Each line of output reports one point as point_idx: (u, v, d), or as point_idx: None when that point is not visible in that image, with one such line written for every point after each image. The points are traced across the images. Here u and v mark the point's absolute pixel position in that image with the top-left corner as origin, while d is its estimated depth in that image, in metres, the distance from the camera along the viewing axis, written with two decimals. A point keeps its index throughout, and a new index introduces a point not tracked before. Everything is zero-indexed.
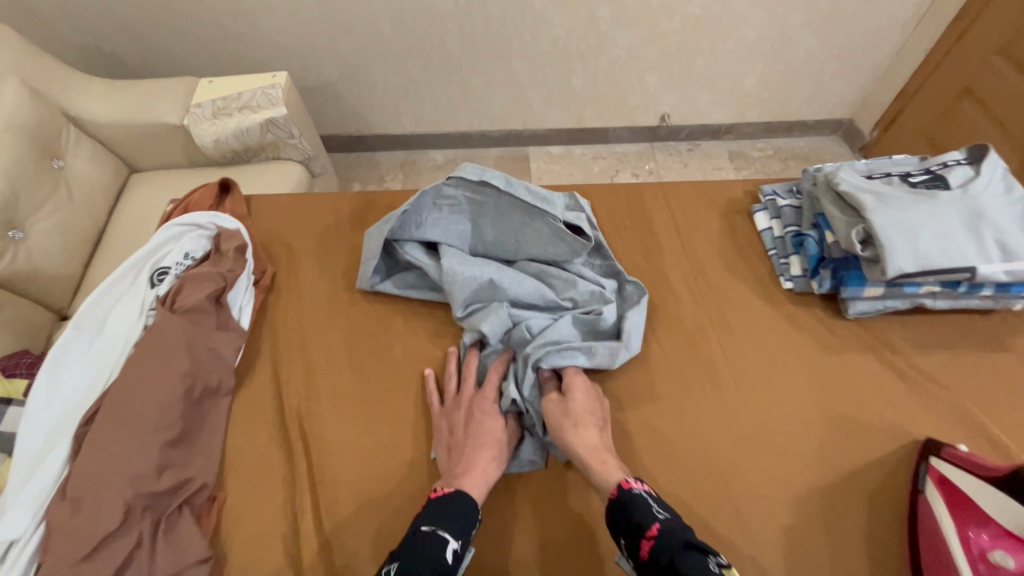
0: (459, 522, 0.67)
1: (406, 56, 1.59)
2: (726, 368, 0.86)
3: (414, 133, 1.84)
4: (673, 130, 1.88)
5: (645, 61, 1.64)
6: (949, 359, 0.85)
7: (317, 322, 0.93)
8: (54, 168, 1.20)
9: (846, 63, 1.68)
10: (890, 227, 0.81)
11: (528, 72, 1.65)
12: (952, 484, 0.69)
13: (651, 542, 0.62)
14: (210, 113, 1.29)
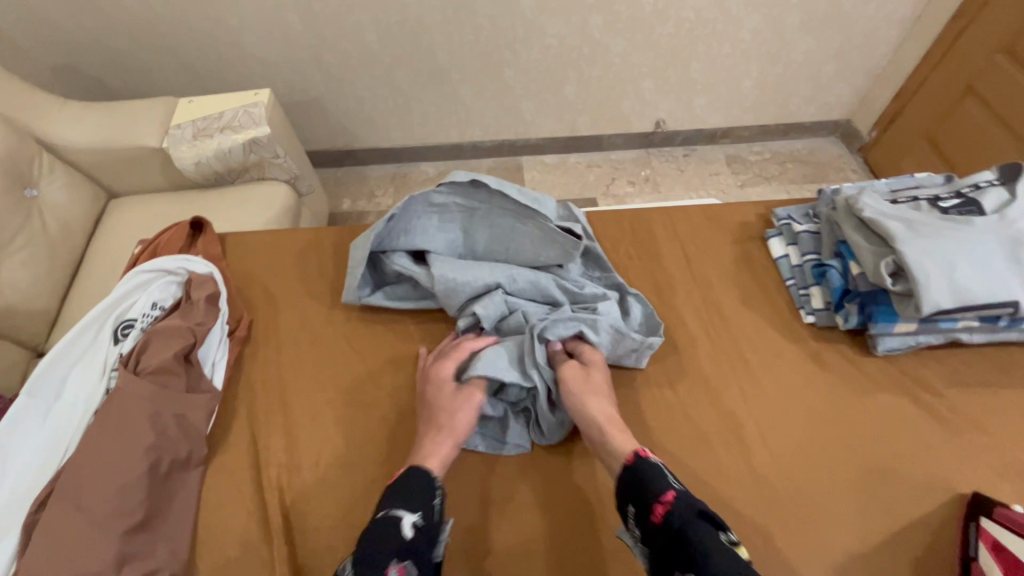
0: (412, 494, 0.64)
1: (392, 68, 1.51)
2: (749, 416, 0.78)
3: (403, 146, 1.75)
4: (669, 136, 1.81)
5: (643, 68, 1.58)
6: (991, 399, 0.78)
7: (299, 376, 0.84)
8: (26, 197, 1.12)
9: (851, 65, 1.63)
10: (925, 260, 0.74)
11: (521, 81, 1.58)
12: (1008, 552, 0.61)
13: (665, 508, 0.60)
14: (190, 134, 1.20)
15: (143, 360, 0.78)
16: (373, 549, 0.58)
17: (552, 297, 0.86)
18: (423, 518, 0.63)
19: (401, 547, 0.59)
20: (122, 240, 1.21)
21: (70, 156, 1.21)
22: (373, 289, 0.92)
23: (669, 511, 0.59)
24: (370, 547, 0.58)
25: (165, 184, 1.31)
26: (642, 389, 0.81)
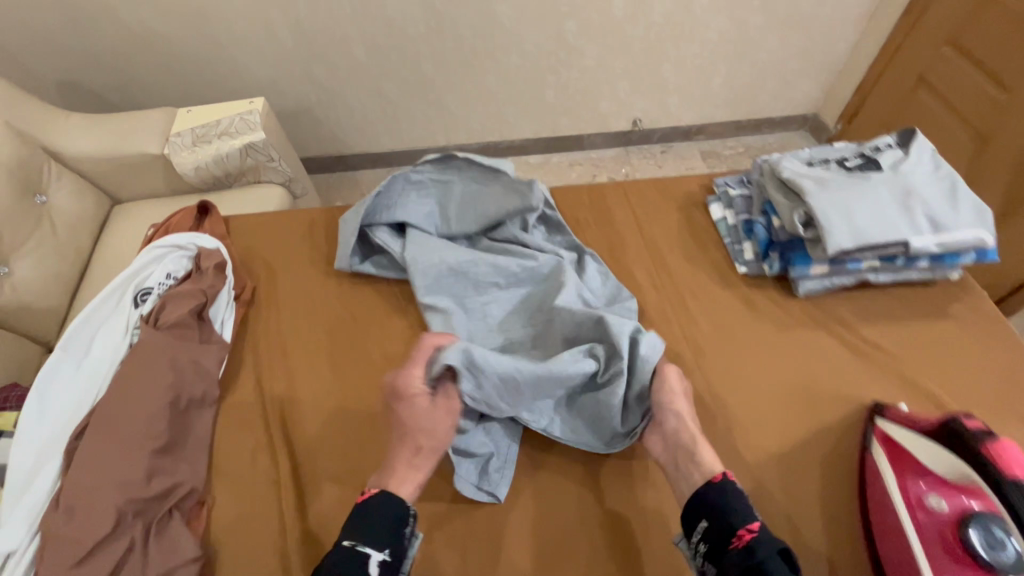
0: (382, 531, 0.67)
1: (381, 79, 1.65)
2: (686, 351, 0.91)
3: (393, 150, 1.89)
4: (645, 134, 1.95)
5: (615, 70, 1.71)
6: (894, 329, 0.91)
7: (298, 332, 0.96)
8: (37, 203, 1.22)
9: (804, 62, 1.77)
10: (829, 209, 0.86)
11: (502, 85, 1.71)
12: (894, 440, 0.73)
13: (749, 536, 0.63)
14: (190, 141, 1.33)
15: (163, 317, 0.90)
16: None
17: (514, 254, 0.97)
18: (391, 554, 0.67)
19: None
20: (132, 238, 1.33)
21: (77, 165, 1.34)
22: (363, 257, 1.04)
23: (754, 539, 0.62)
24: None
25: (166, 187, 1.43)
26: None
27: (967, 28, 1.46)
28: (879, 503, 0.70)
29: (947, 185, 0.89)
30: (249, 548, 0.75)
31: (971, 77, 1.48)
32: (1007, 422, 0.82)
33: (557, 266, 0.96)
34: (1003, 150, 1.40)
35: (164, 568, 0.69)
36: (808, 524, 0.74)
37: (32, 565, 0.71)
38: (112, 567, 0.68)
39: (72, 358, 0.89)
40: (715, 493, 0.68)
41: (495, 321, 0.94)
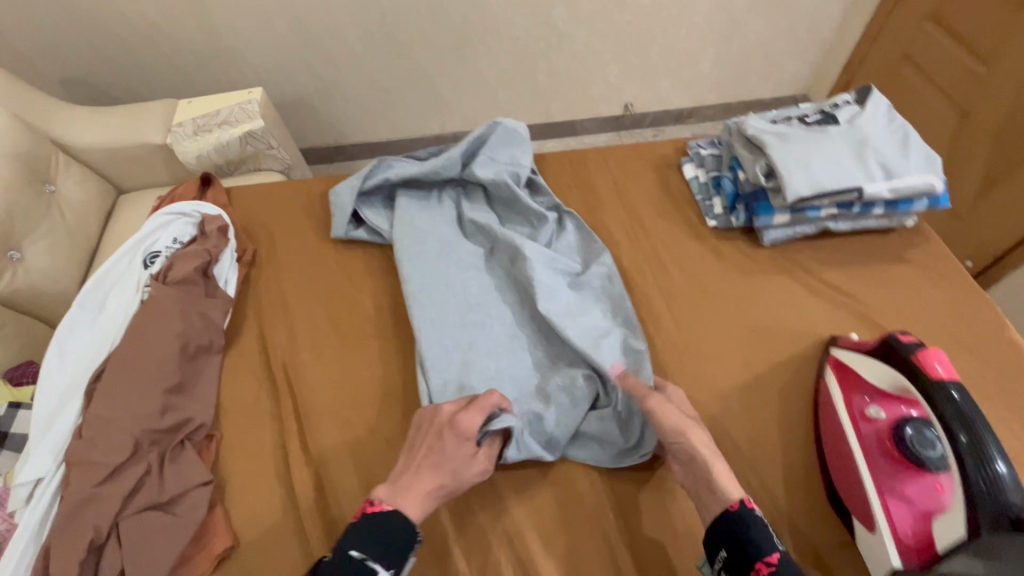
0: (392, 550, 0.64)
1: (376, 67, 1.69)
2: (659, 296, 0.97)
3: (390, 139, 1.94)
4: (636, 118, 2.00)
5: (605, 55, 1.76)
6: (853, 273, 0.98)
7: (296, 288, 1.03)
8: (45, 192, 1.24)
9: (790, 42, 1.81)
10: (788, 160, 0.92)
11: (495, 72, 1.76)
12: (842, 361, 0.80)
13: (770, 569, 0.61)
14: (192, 130, 1.37)
15: (170, 275, 0.97)
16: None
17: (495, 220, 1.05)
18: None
19: None
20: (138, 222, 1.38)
21: (82, 157, 1.38)
22: (357, 224, 1.09)
23: (774, 573, 0.61)
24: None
25: (168, 178, 1.48)
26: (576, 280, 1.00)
27: (949, 3, 1.51)
28: (829, 419, 0.77)
29: (899, 135, 0.95)
30: (255, 473, 0.82)
31: (952, 51, 1.52)
32: (956, 352, 0.88)
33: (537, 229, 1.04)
34: (982, 121, 1.46)
35: (180, 488, 0.77)
36: (768, 445, 0.81)
37: (59, 490, 0.79)
38: (132, 487, 0.75)
39: (88, 313, 0.96)
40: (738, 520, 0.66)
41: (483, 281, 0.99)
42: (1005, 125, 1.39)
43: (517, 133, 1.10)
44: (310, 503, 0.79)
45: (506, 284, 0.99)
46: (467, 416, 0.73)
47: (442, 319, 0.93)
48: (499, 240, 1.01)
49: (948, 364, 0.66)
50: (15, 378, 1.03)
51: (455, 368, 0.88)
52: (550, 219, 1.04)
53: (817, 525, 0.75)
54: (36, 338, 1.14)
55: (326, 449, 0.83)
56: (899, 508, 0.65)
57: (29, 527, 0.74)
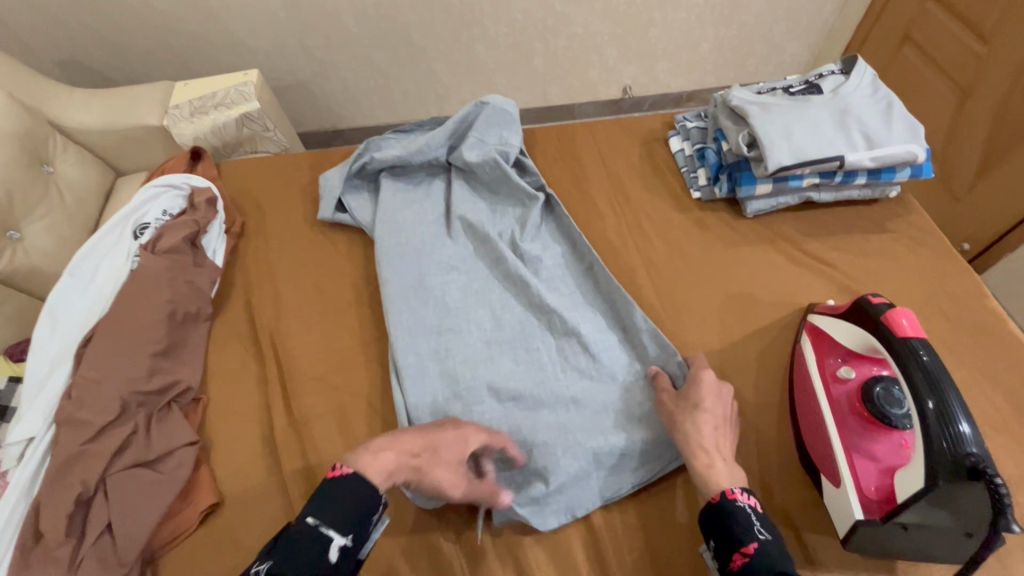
0: (350, 515, 0.60)
1: (372, 49, 1.68)
2: (642, 267, 0.98)
3: (387, 122, 1.94)
4: (635, 101, 1.99)
5: (603, 37, 1.74)
6: (836, 243, 0.98)
7: (283, 259, 1.04)
8: (45, 173, 1.24)
9: (791, 24, 1.79)
10: (769, 129, 0.93)
11: (492, 55, 1.75)
12: (816, 326, 0.80)
13: (746, 559, 0.61)
14: (188, 112, 1.37)
15: (160, 244, 0.98)
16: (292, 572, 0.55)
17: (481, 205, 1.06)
18: (353, 539, 0.60)
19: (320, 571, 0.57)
20: None
21: (77, 137, 1.38)
22: (344, 209, 1.09)
23: (746, 565, 0.61)
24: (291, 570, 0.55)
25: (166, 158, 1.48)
26: (566, 253, 1.01)
27: None
28: (801, 385, 0.77)
29: (883, 104, 0.95)
30: (240, 435, 0.84)
31: (950, 28, 1.51)
32: (934, 319, 0.89)
33: (526, 210, 1.04)
34: (980, 102, 1.44)
35: (166, 447, 0.79)
36: (743, 408, 0.82)
37: (50, 450, 0.81)
38: (119, 444, 0.77)
39: (79, 282, 0.98)
40: (721, 511, 0.66)
41: (467, 261, 1.00)
42: (1005, 105, 1.37)
43: (507, 113, 1.12)
44: (294, 462, 0.81)
45: (490, 276, 0.98)
46: (476, 433, 0.74)
47: (419, 324, 0.91)
48: (485, 234, 1.00)
49: (916, 322, 0.67)
50: (14, 354, 1.04)
51: (431, 359, 0.88)
52: (539, 200, 1.03)
53: (788, 483, 0.76)
54: (36, 314, 1.16)
55: (309, 412, 0.85)
56: (864, 465, 0.66)
57: (19, 485, 0.76)
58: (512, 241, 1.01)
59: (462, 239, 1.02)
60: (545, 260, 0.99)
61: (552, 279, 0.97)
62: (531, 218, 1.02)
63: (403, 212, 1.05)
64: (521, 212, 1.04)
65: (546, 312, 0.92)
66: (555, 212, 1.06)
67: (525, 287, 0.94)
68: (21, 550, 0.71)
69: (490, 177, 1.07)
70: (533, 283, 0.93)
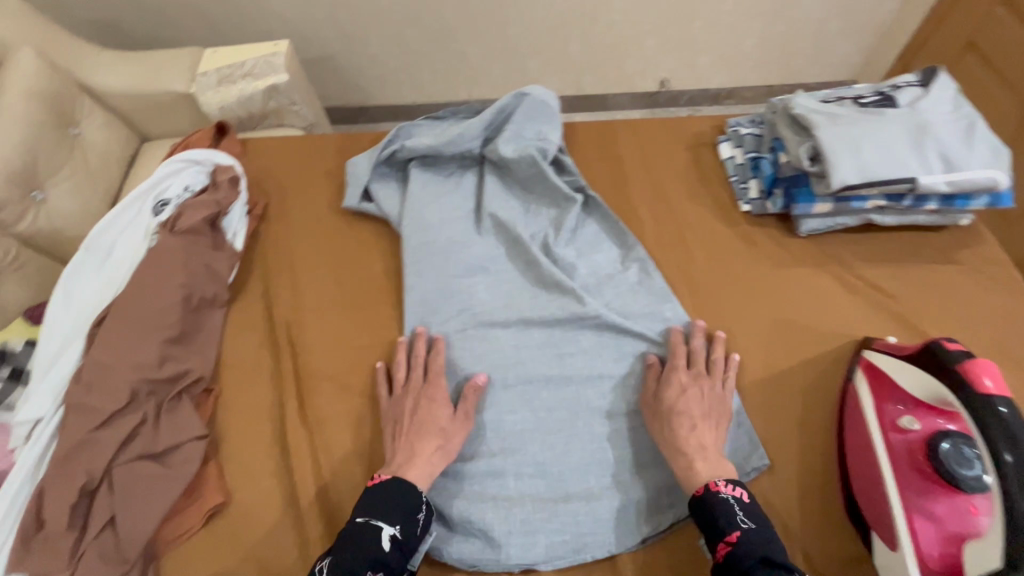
0: (397, 507, 0.67)
1: (403, 26, 1.61)
2: (683, 283, 0.92)
3: (413, 103, 1.87)
4: (672, 95, 1.88)
5: (643, 25, 1.64)
6: (896, 271, 0.90)
7: (304, 246, 0.99)
8: (70, 134, 1.21)
9: (848, 23, 1.65)
10: (835, 143, 0.85)
11: (526, 38, 1.66)
12: (875, 367, 0.73)
13: (729, 548, 0.62)
14: (215, 81, 1.32)
15: (179, 223, 0.94)
16: (353, 560, 0.62)
17: (514, 204, 1.00)
18: (402, 530, 0.66)
19: (379, 559, 0.63)
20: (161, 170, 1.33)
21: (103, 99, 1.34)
22: (370, 199, 1.04)
23: (729, 553, 0.62)
24: (349, 559, 0.62)
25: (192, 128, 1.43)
26: (605, 263, 0.94)
27: None
28: (855, 431, 0.71)
29: (965, 123, 0.86)
30: (252, 432, 0.81)
31: None
32: (999, 363, 0.81)
33: (563, 211, 0.98)
34: None
35: (174, 441, 0.75)
36: (782, 446, 0.76)
37: (58, 431, 0.78)
38: (125, 436, 0.74)
39: (95, 258, 0.95)
40: (704, 505, 0.66)
41: (496, 263, 0.94)
42: None
43: (547, 105, 1.05)
44: (304, 463, 0.77)
45: (520, 281, 0.92)
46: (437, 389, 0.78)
47: (443, 330, 0.87)
48: (516, 236, 0.94)
49: (999, 378, 0.59)
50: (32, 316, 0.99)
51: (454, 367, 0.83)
52: (577, 201, 0.97)
53: (828, 532, 0.70)
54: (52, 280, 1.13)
55: (325, 414, 0.81)
56: (925, 529, 0.61)
57: (25, 466, 0.74)
58: (544, 245, 0.95)
59: (490, 242, 0.96)
60: (584, 268, 0.93)
61: (593, 286, 0.91)
62: (567, 220, 0.96)
63: (430, 207, 0.99)
64: (558, 213, 0.98)
65: (587, 319, 0.85)
66: (592, 214, 1.00)
67: (564, 293, 0.89)
68: (23, 537, 0.69)
69: (525, 173, 1.00)
70: (570, 291, 0.88)
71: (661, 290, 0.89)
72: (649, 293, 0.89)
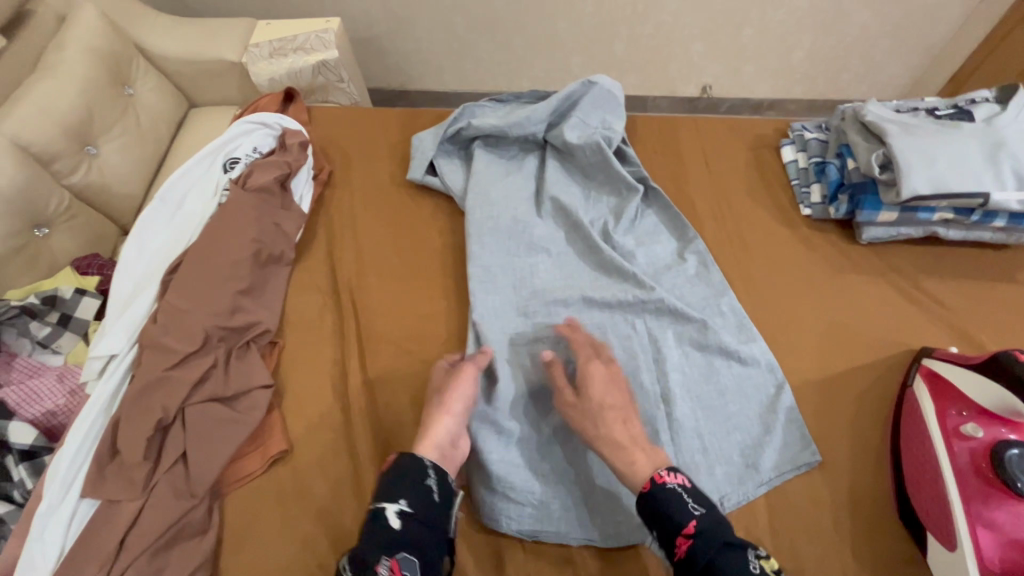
0: (397, 485, 0.64)
1: (451, 13, 1.60)
2: (739, 279, 0.93)
3: (454, 90, 1.87)
4: (713, 103, 1.85)
5: (692, 30, 1.61)
6: (956, 285, 0.90)
7: (367, 214, 1.02)
8: (125, 94, 1.23)
9: (899, 42, 1.62)
10: (909, 152, 0.85)
11: (572, 34, 1.64)
12: (938, 375, 0.74)
13: (690, 541, 0.59)
14: (267, 53, 1.33)
15: (250, 180, 0.97)
16: (364, 549, 0.58)
17: (575, 191, 1.01)
18: (410, 503, 0.62)
19: (390, 535, 0.59)
20: (210, 136, 1.35)
21: (156, 63, 1.35)
22: (433, 173, 1.06)
23: (692, 547, 0.59)
24: (362, 547, 0.58)
25: (239, 98, 1.43)
26: (663, 254, 0.95)
27: None
28: (915, 435, 0.72)
29: None
30: (314, 384, 0.83)
31: None
32: None
33: (623, 201, 0.99)
34: None
35: (243, 386, 0.78)
36: (834, 446, 0.77)
37: (131, 368, 0.81)
38: (199, 376, 0.77)
39: (168, 208, 0.98)
40: (654, 499, 0.63)
41: (556, 247, 0.95)
42: None
43: (612, 96, 1.06)
44: (365, 418, 0.79)
45: (579, 265, 0.94)
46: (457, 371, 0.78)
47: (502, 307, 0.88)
48: (578, 222, 0.95)
49: None
50: (80, 267, 1.03)
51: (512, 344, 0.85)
52: (639, 191, 0.98)
53: (879, 532, 0.71)
54: (103, 232, 1.15)
55: (387, 374, 0.83)
56: (987, 534, 0.61)
57: (101, 399, 0.77)
58: (603, 231, 0.97)
59: (550, 226, 0.97)
60: (643, 259, 0.94)
61: (649, 275, 0.93)
62: (629, 209, 0.97)
63: (494, 187, 1.00)
64: (620, 203, 0.99)
65: (648, 305, 0.87)
66: (651, 205, 1.01)
67: (623, 279, 0.90)
68: (98, 463, 0.72)
69: (589, 160, 1.01)
70: (632, 279, 0.89)
71: (718, 281, 0.91)
72: (706, 284, 0.91)
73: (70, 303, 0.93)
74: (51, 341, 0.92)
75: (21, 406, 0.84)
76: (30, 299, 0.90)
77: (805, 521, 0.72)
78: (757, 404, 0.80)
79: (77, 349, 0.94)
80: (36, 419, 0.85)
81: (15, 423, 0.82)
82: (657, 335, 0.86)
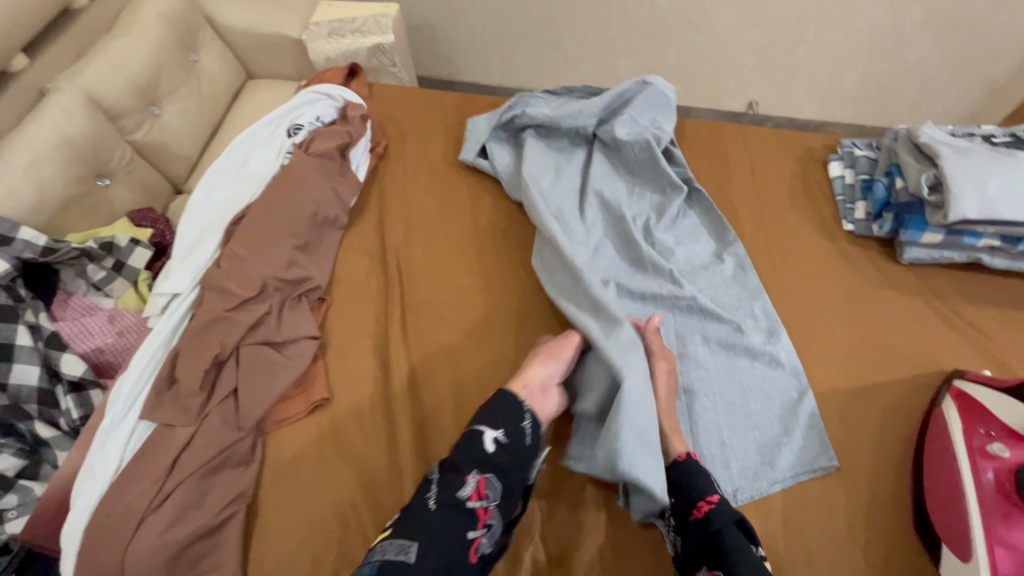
0: (501, 416, 0.71)
1: (507, 9, 1.64)
2: (775, 286, 0.94)
3: (501, 84, 1.90)
4: (758, 118, 1.84)
5: (744, 44, 1.61)
6: (996, 313, 0.90)
7: (419, 188, 1.06)
8: (190, 60, 1.29)
9: (958, 72, 1.58)
10: (961, 175, 0.85)
11: (623, 38, 1.66)
12: (970, 397, 0.74)
13: (711, 506, 0.66)
14: (326, 32, 1.36)
15: (313, 146, 1.02)
16: (456, 456, 0.68)
17: (620, 187, 1.04)
18: (505, 435, 0.70)
19: (484, 457, 0.68)
20: (266, 107, 1.40)
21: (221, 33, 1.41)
22: (484, 156, 1.10)
23: (712, 510, 0.66)
24: (456, 457, 0.68)
25: (295, 73, 1.49)
26: (704, 253, 0.98)
27: None
28: (940, 450, 0.72)
29: None
30: (356, 341, 0.88)
31: None
32: None
33: (664, 201, 1.02)
34: None
35: (293, 334, 0.83)
36: (854, 454, 0.79)
37: (192, 308, 0.87)
38: (253, 321, 0.82)
39: (232, 165, 1.03)
40: (687, 466, 0.71)
41: (597, 237, 0.98)
42: None
43: (664, 97, 1.08)
44: (403, 376, 0.84)
45: (618, 258, 0.96)
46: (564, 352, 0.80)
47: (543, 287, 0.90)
48: (620, 216, 0.98)
49: None
50: (135, 218, 1.07)
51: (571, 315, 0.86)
52: (683, 191, 1.01)
53: (893, 543, 0.72)
54: (161, 187, 1.21)
55: (425, 340, 0.87)
56: (1005, 555, 0.61)
57: (160, 335, 0.83)
58: (644, 227, 0.98)
59: (593, 217, 0.99)
60: (681, 258, 0.96)
61: (685, 273, 0.95)
62: (670, 207, 1.00)
63: (541, 174, 1.02)
64: (662, 201, 1.02)
65: (680, 302, 0.89)
66: (693, 206, 1.03)
67: (660, 275, 0.92)
68: (156, 390, 0.78)
69: (636, 158, 1.04)
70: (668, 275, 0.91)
71: (750, 284, 0.93)
72: (740, 286, 0.93)
73: (124, 250, 0.97)
74: (105, 284, 0.97)
75: (74, 339, 0.92)
76: (90, 243, 0.93)
77: (818, 521, 0.74)
78: (781, 405, 0.82)
79: (127, 295, 0.98)
80: (86, 353, 0.93)
81: (68, 355, 0.87)
82: (689, 332, 0.87)
